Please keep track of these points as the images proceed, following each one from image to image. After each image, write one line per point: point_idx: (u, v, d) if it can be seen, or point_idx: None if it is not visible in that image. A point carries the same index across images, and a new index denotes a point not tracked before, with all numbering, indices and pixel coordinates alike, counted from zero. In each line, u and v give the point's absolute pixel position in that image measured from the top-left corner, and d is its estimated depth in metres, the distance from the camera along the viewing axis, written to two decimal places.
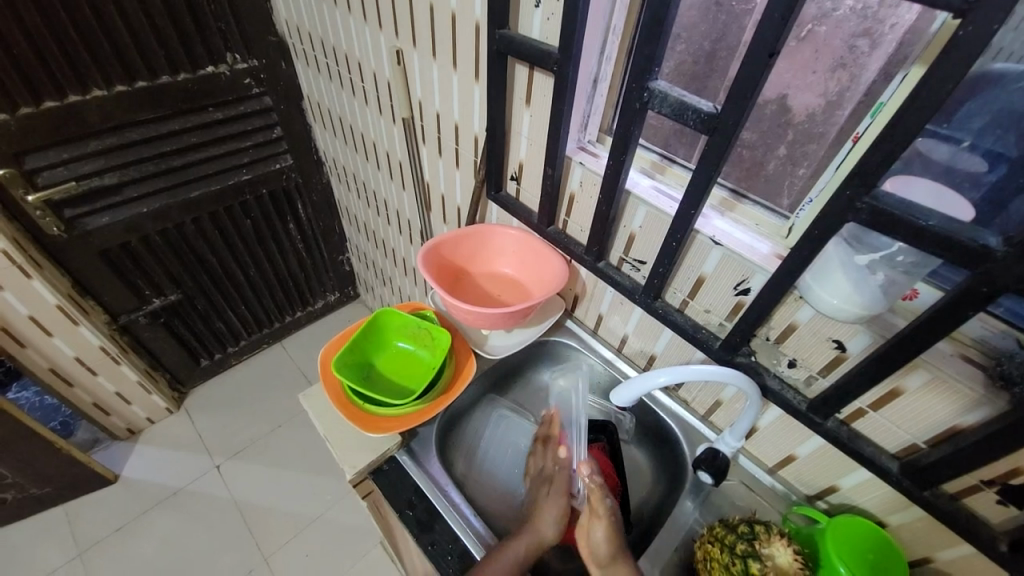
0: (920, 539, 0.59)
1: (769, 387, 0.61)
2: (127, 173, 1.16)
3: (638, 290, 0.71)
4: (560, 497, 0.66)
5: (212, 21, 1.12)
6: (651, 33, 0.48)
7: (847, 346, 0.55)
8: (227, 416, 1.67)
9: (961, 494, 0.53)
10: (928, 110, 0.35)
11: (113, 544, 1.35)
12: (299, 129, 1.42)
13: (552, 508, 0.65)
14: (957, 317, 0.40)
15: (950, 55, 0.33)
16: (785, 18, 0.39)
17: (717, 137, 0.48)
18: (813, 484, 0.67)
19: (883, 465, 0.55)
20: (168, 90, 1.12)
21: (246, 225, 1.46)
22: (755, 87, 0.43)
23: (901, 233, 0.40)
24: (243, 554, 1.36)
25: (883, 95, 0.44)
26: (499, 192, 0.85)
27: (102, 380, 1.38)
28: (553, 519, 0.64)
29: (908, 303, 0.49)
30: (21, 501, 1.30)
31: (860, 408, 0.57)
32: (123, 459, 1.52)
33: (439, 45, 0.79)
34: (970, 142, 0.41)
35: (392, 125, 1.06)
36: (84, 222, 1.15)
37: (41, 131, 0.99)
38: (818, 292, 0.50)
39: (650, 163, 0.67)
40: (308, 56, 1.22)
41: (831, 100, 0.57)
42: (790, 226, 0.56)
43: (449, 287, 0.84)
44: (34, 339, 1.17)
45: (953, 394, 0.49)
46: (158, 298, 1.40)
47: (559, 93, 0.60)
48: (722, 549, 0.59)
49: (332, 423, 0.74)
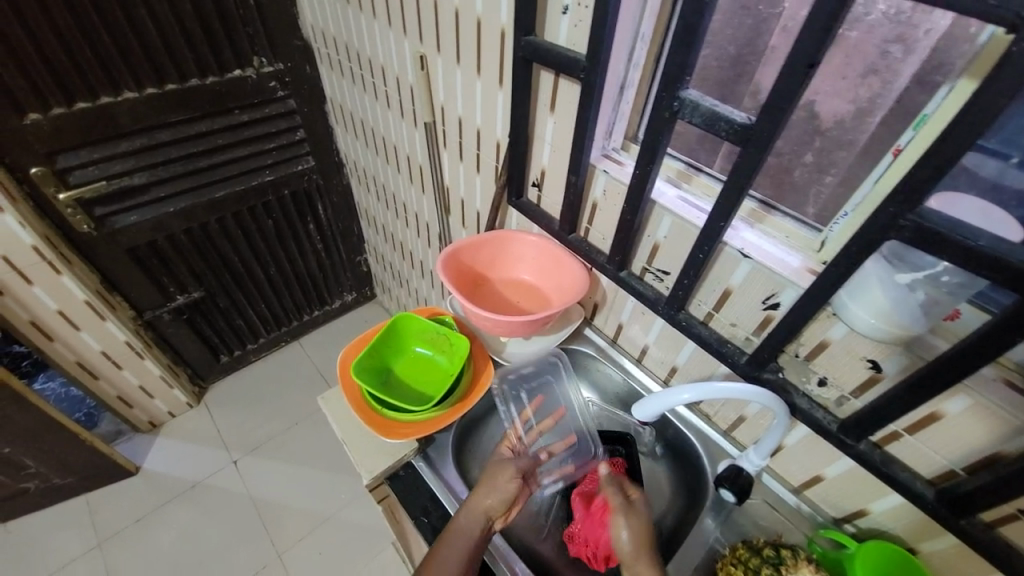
0: (954, 569, 0.56)
1: (798, 404, 0.59)
2: (155, 173, 1.18)
3: (661, 301, 0.70)
4: (504, 470, 0.65)
5: (240, 25, 1.13)
6: (682, 41, 0.47)
7: (882, 367, 0.53)
8: (244, 412, 1.69)
9: (997, 522, 0.50)
10: (981, 125, 0.33)
11: (133, 535, 1.38)
12: (321, 130, 1.44)
13: (495, 480, 0.64)
14: (1006, 341, 0.38)
15: (1003, 72, 0.31)
16: (827, 28, 0.37)
17: (750, 149, 0.47)
18: (842, 506, 0.65)
19: (917, 491, 0.52)
20: (195, 92, 1.14)
21: (268, 224, 1.48)
22: (793, 98, 0.42)
23: (949, 253, 0.38)
24: (257, 550, 1.37)
25: (926, 106, 0.42)
26: (519, 198, 0.85)
27: (126, 375, 1.41)
28: (497, 490, 0.63)
29: (948, 325, 0.47)
30: (45, 490, 1.34)
31: (893, 430, 0.55)
32: (144, 452, 1.55)
33: (463, 50, 0.79)
34: (1019, 159, 0.39)
35: (413, 128, 1.06)
36: (113, 220, 1.17)
37: (73, 130, 1.02)
38: (853, 309, 0.49)
39: (676, 172, 0.66)
40: (332, 60, 1.23)
41: (862, 107, 0.56)
42: (824, 239, 0.54)
43: (468, 293, 0.84)
44: (62, 333, 1.20)
45: (997, 421, 0.47)
46: (181, 295, 1.43)
47: (585, 101, 0.60)
48: (745, 572, 0.58)
49: (350, 427, 0.74)
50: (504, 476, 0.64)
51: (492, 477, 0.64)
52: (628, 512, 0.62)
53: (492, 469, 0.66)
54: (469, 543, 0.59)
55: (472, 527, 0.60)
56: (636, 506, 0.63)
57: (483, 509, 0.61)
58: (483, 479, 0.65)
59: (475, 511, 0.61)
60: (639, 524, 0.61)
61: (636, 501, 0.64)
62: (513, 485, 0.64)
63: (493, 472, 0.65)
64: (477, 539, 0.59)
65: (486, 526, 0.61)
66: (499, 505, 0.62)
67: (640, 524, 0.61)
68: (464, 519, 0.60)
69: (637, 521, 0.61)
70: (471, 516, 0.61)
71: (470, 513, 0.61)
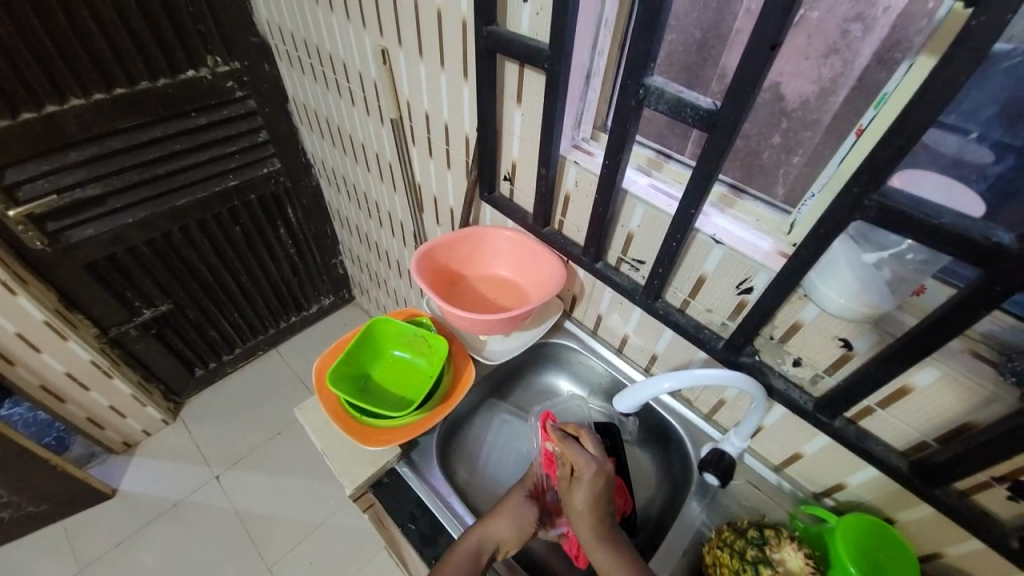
0: (929, 535, 0.58)
1: (774, 386, 0.60)
2: (110, 183, 1.13)
3: (638, 290, 0.70)
4: (527, 510, 0.62)
5: (191, 24, 1.08)
6: (645, 28, 0.46)
7: (854, 345, 0.54)
8: (224, 425, 1.65)
9: (970, 490, 0.51)
10: (940, 101, 0.33)
11: (114, 559, 1.33)
12: (286, 131, 1.39)
13: (514, 514, 0.61)
14: (971, 315, 0.39)
15: (959, 49, 0.31)
16: (787, 9, 0.37)
17: (716, 134, 0.46)
18: (821, 481, 0.66)
19: (892, 464, 0.54)
20: (148, 97, 1.08)
21: (235, 231, 1.44)
22: (757, 82, 0.41)
23: (912, 231, 0.38)
24: (246, 564, 1.34)
25: (887, 84, 0.43)
26: (492, 193, 0.83)
27: (95, 395, 1.35)
28: (514, 529, 0.61)
29: (916, 301, 0.48)
30: (17, 520, 1.29)
31: (867, 406, 0.56)
32: (120, 473, 1.50)
33: (425, 43, 0.77)
34: (977, 133, 0.40)
35: (380, 126, 1.03)
36: (68, 235, 1.12)
37: (19, 142, 0.96)
38: (823, 291, 0.49)
39: (646, 159, 0.65)
40: (291, 57, 1.19)
41: (825, 87, 0.58)
42: (793, 222, 0.54)
43: (445, 292, 0.82)
44: (23, 356, 1.15)
45: (965, 391, 0.48)
46: (148, 309, 1.37)
47: (551, 92, 0.59)
48: (731, 554, 0.59)
49: (330, 436, 0.73)
50: (525, 516, 0.62)
51: (511, 509, 0.62)
52: (569, 489, 0.59)
53: (516, 502, 0.63)
54: (473, 566, 0.57)
55: (480, 553, 0.58)
56: (578, 481, 0.58)
57: (496, 540, 0.59)
58: (500, 508, 0.62)
59: (486, 539, 0.59)
60: (581, 497, 0.58)
61: (576, 475, 0.59)
62: (529, 525, 0.61)
63: (515, 507, 0.62)
64: (482, 567, 0.57)
65: (493, 556, 0.59)
66: (511, 542, 0.60)
67: (581, 499, 0.58)
68: (474, 545, 0.58)
69: (579, 494, 0.58)
70: (481, 544, 0.59)
71: (482, 540, 0.59)
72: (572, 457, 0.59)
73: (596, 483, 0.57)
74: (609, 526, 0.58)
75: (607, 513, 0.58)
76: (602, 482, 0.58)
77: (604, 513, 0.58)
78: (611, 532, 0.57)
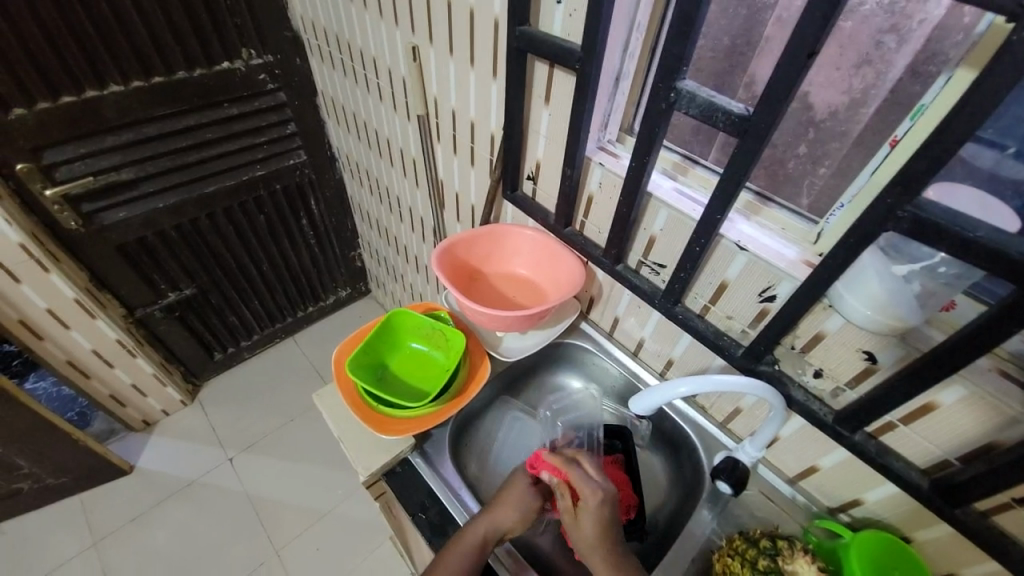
0: (947, 556, 0.57)
1: (794, 397, 0.59)
2: (144, 168, 1.16)
3: (658, 294, 0.70)
4: (529, 495, 0.63)
5: (228, 17, 1.11)
6: (679, 32, 0.46)
7: (878, 358, 0.53)
8: (239, 410, 1.68)
9: (993, 512, 0.50)
10: (979, 115, 0.33)
11: (128, 534, 1.37)
12: (313, 124, 1.42)
13: (517, 501, 0.62)
14: (1004, 332, 0.38)
15: (1000, 63, 0.31)
16: (827, 15, 0.36)
17: (747, 141, 0.46)
18: (836, 496, 0.66)
19: (910, 481, 0.53)
20: (184, 86, 1.12)
21: (259, 220, 1.46)
22: (791, 90, 0.41)
23: (945, 244, 0.38)
24: (255, 547, 1.37)
25: (924, 96, 0.42)
26: (514, 192, 0.84)
27: (119, 373, 1.39)
28: (517, 515, 0.61)
29: (946, 316, 0.47)
30: (40, 490, 1.33)
31: (888, 421, 0.55)
32: (138, 450, 1.54)
33: (456, 41, 0.78)
34: (1015, 149, 0.38)
35: (406, 122, 1.05)
36: (101, 216, 1.15)
37: (59, 125, 1.00)
38: (850, 301, 0.49)
39: (672, 164, 0.65)
40: (322, 52, 1.21)
41: (855, 97, 0.57)
42: (819, 232, 0.54)
43: (464, 288, 0.83)
44: (52, 332, 1.19)
45: (991, 409, 0.47)
46: (172, 292, 1.41)
47: (580, 93, 0.59)
48: (742, 563, 0.59)
49: (346, 423, 0.74)
50: (529, 500, 0.63)
51: (514, 497, 0.63)
52: (574, 517, 0.58)
53: (515, 486, 0.64)
54: (475, 561, 0.57)
55: (484, 543, 0.59)
56: (584, 510, 0.58)
57: (499, 529, 0.60)
58: (502, 496, 0.63)
59: (490, 528, 0.60)
60: (586, 527, 0.57)
61: (579, 504, 0.58)
62: (533, 510, 0.62)
63: (517, 493, 0.64)
64: (485, 556, 0.59)
65: (495, 545, 0.60)
66: (513, 529, 0.61)
67: (587, 530, 0.57)
68: (479, 535, 0.59)
69: (583, 526, 0.57)
70: (484, 534, 0.59)
71: (486, 529, 0.60)
72: (576, 484, 0.59)
73: (602, 508, 0.58)
74: (622, 559, 0.56)
75: (616, 546, 0.56)
76: (606, 506, 0.58)
77: (614, 544, 0.56)
78: (624, 562, 0.55)
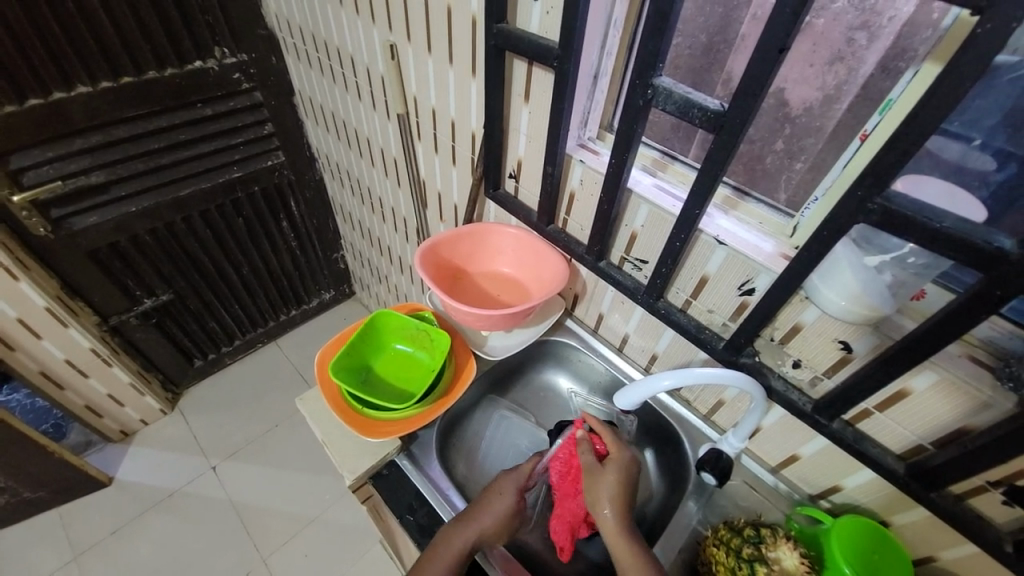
0: (924, 538, 0.59)
1: (773, 387, 0.60)
2: (114, 172, 1.13)
3: (640, 290, 0.70)
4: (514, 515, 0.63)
5: (199, 15, 1.08)
6: (655, 28, 0.46)
7: (853, 348, 0.54)
8: (222, 417, 1.65)
9: (966, 494, 0.52)
10: (944, 108, 0.33)
11: (109, 547, 1.33)
12: (291, 123, 1.39)
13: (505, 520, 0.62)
14: (969, 319, 0.39)
15: (965, 55, 0.31)
16: (796, 11, 0.37)
17: (722, 136, 0.47)
18: (817, 484, 0.67)
19: (887, 466, 0.54)
20: (155, 86, 1.09)
21: (238, 223, 1.44)
22: (764, 85, 0.42)
23: (914, 235, 0.39)
24: (241, 556, 1.35)
25: (892, 90, 0.43)
26: (496, 190, 0.84)
27: (93, 383, 1.35)
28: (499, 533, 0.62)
29: (917, 305, 0.49)
30: (15, 505, 1.29)
31: (864, 409, 0.56)
32: (117, 461, 1.50)
33: (434, 40, 0.77)
34: (980, 141, 0.40)
35: (386, 121, 1.04)
36: (70, 222, 1.12)
37: (25, 129, 0.96)
38: (824, 293, 0.50)
39: (652, 160, 0.65)
40: (298, 50, 1.19)
41: (829, 94, 0.57)
42: (795, 225, 0.55)
43: (448, 287, 0.83)
44: (23, 342, 1.15)
45: (962, 395, 0.48)
46: (149, 298, 1.37)
47: (558, 91, 0.59)
48: (727, 552, 0.60)
49: (330, 427, 0.73)
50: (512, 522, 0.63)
51: (505, 514, 0.62)
52: (599, 471, 0.63)
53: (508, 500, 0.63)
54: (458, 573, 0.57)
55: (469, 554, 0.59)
56: (611, 464, 0.64)
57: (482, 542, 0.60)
58: (495, 509, 0.62)
59: (477, 541, 0.59)
60: (610, 478, 0.62)
61: (609, 458, 0.64)
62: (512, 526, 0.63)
63: (511, 509, 0.63)
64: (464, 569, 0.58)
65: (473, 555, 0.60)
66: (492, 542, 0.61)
67: (611, 481, 0.62)
68: (467, 546, 0.58)
69: (609, 477, 0.62)
70: (472, 546, 0.59)
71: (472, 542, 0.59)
72: (611, 441, 0.66)
73: (629, 467, 0.64)
74: (630, 524, 0.60)
75: (628, 507, 0.61)
76: (632, 468, 0.64)
77: (627, 504, 0.61)
78: (631, 530, 0.59)
